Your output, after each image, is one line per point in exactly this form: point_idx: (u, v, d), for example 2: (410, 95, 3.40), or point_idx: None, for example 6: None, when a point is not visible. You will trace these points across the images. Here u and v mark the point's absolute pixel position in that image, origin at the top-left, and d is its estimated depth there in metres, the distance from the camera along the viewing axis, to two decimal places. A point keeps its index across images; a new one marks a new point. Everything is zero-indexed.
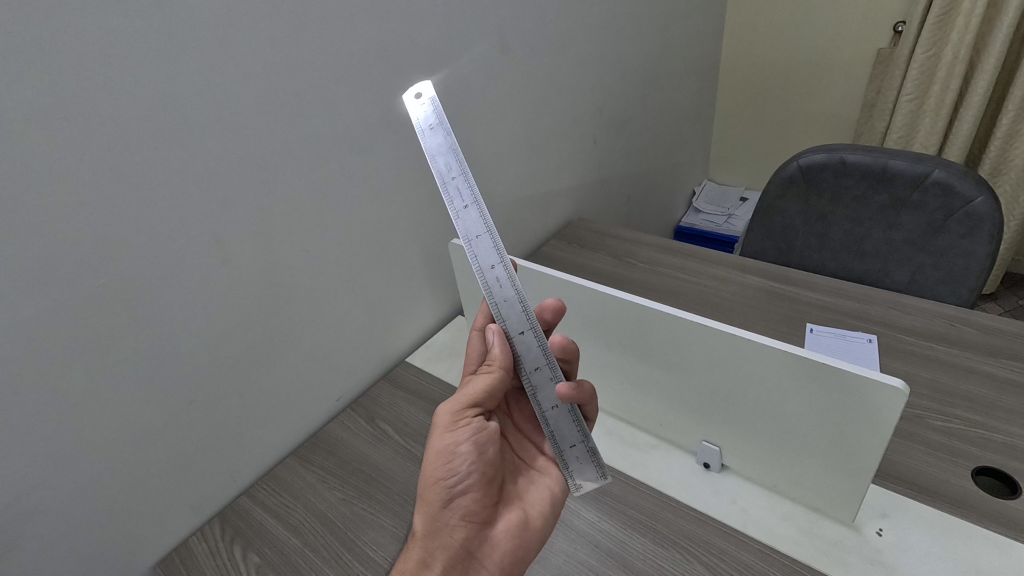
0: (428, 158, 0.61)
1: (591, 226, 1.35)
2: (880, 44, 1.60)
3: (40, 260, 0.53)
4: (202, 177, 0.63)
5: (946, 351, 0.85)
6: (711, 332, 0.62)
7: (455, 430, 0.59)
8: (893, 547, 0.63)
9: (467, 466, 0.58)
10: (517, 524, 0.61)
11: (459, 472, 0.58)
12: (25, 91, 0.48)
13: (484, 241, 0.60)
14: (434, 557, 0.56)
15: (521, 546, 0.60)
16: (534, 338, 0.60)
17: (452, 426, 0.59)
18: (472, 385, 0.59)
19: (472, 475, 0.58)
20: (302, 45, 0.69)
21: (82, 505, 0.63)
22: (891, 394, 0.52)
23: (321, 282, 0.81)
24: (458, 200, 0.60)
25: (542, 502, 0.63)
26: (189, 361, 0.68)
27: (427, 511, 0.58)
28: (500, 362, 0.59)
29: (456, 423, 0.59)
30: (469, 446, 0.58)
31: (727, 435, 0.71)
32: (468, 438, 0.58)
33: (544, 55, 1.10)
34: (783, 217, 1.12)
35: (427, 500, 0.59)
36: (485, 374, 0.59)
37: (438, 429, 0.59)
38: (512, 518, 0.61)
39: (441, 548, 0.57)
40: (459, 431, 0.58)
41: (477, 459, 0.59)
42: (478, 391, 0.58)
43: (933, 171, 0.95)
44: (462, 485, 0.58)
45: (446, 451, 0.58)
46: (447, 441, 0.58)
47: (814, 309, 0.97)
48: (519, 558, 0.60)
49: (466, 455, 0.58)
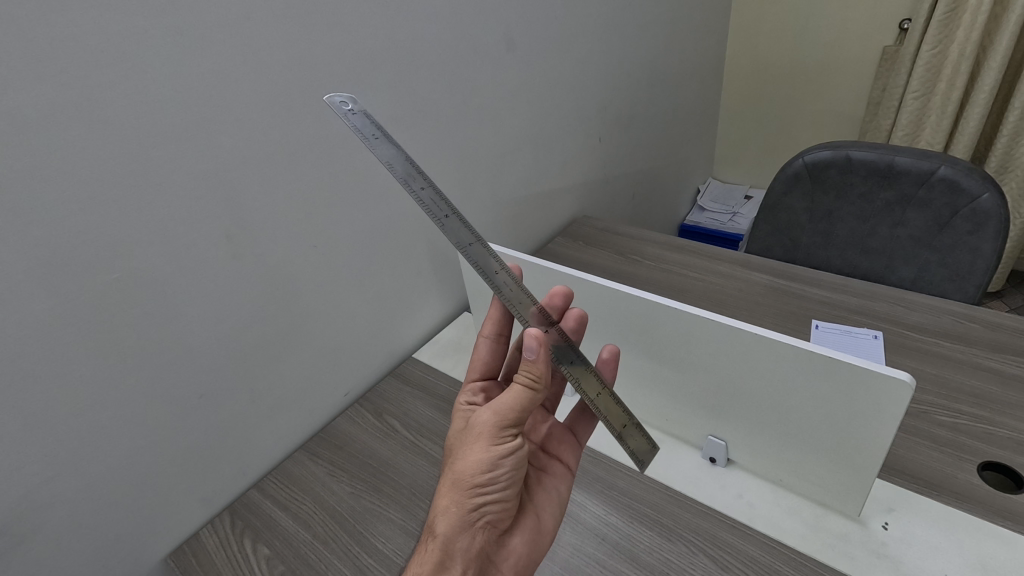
0: (393, 174, 0.54)
1: (596, 223, 1.36)
2: (885, 41, 1.60)
3: (56, 254, 0.54)
4: (213, 173, 0.64)
5: (953, 347, 0.85)
6: (717, 327, 0.62)
7: (498, 442, 0.55)
8: (898, 540, 0.63)
9: (505, 480, 0.55)
10: (532, 528, 0.61)
11: (496, 484, 0.55)
12: (42, 87, 0.49)
13: (476, 247, 0.60)
14: (454, 563, 0.53)
15: (534, 549, 0.60)
16: (558, 334, 0.63)
17: (496, 438, 0.55)
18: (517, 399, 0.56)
19: (506, 488, 0.56)
20: (313, 42, 0.69)
21: (95, 496, 0.64)
22: (898, 387, 0.52)
23: (330, 277, 0.82)
24: (439, 212, 0.58)
25: (552, 506, 0.64)
26: (200, 355, 0.69)
27: (456, 515, 0.54)
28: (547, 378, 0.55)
29: (500, 435, 0.55)
30: (511, 460, 0.55)
31: (734, 430, 0.71)
32: (510, 452, 0.55)
33: (550, 52, 1.10)
34: (788, 214, 1.13)
35: (455, 504, 0.54)
36: (528, 387, 0.55)
37: (479, 436, 0.55)
38: (528, 524, 0.61)
39: (465, 556, 0.54)
40: (503, 444, 0.55)
41: (512, 473, 0.56)
42: (524, 409, 0.55)
43: (939, 168, 0.95)
44: (496, 495, 0.55)
45: (490, 462, 0.54)
46: (491, 452, 0.54)
47: (819, 306, 0.97)
48: (530, 562, 0.60)
49: (506, 469, 0.55)
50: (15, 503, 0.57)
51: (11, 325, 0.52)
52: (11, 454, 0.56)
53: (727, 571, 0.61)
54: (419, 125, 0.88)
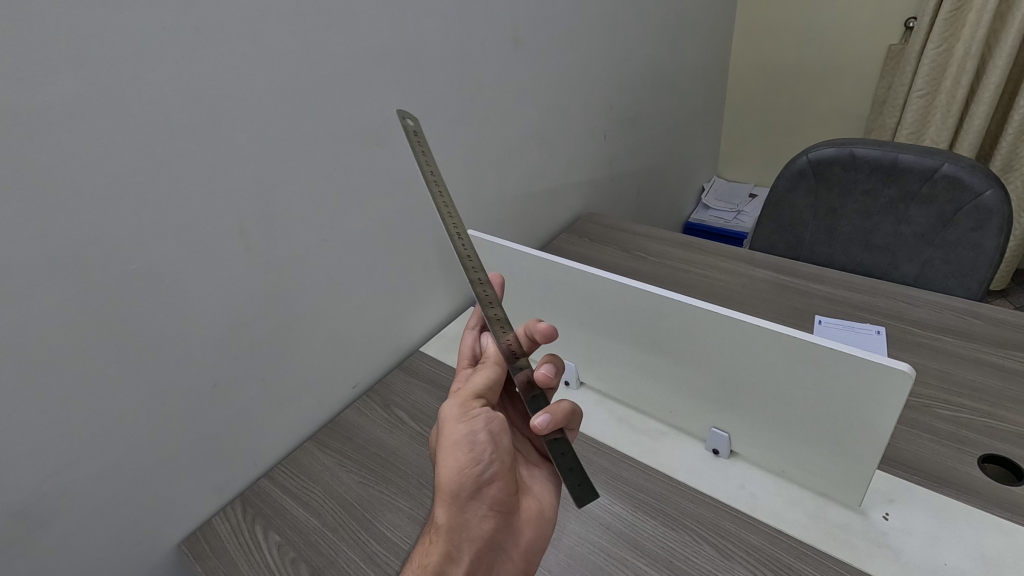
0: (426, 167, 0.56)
1: (601, 220, 1.37)
2: (891, 40, 1.60)
3: (77, 244, 0.55)
4: (227, 167, 0.65)
5: (955, 342, 0.86)
6: (721, 319, 0.64)
7: (467, 420, 0.57)
8: (899, 530, 0.64)
9: (489, 456, 0.56)
10: (535, 511, 0.61)
11: (482, 462, 0.56)
12: (65, 82, 0.51)
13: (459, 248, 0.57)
14: (461, 550, 0.55)
15: (540, 532, 0.61)
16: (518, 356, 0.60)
17: (465, 417, 0.57)
18: (476, 379, 0.60)
19: (493, 464, 0.57)
20: (324, 40, 0.71)
21: (112, 482, 0.65)
22: (899, 377, 0.53)
23: (339, 270, 0.83)
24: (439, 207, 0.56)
25: (545, 488, 0.65)
26: (214, 345, 0.70)
27: (451, 504, 0.56)
28: (496, 358, 0.62)
29: (469, 414, 0.58)
30: (486, 433, 0.57)
31: (737, 422, 0.72)
32: (483, 425, 0.57)
33: (556, 49, 1.11)
34: (792, 211, 1.13)
35: (448, 493, 0.56)
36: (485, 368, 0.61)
37: (449, 421, 0.58)
38: (529, 506, 0.62)
39: (469, 541, 0.55)
40: (474, 420, 0.57)
41: (495, 448, 0.57)
42: (482, 384, 0.60)
43: (942, 165, 0.95)
44: (486, 473, 0.56)
45: (465, 440, 0.56)
46: (463, 431, 0.57)
47: (822, 301, 0.98)
48: (538, 544, 0.61)
49: (485, 443, 0.57)
50: (35, 487, 0.59)
51: (34, 313, 0.54)
52: (33, 439, 0.57)
53: (730, 559, 0.63)
54: (428, 121, 0.89)
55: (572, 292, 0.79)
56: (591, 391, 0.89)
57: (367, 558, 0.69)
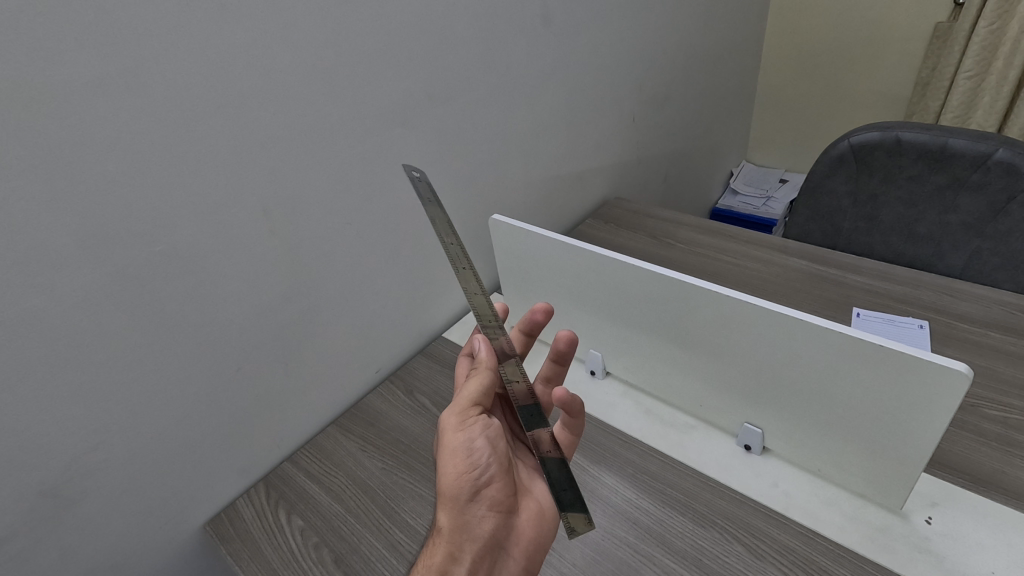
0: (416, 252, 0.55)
1: (628, 205, 1.33)
2: (938, 18, 1.52)
3: (101, 225, 0.54)
4: (251, 147, 0.63)
5: (1003, 339, 0.82)
6: (761, 311, 0.61)
7: (465, 428, 0.56)
8: (942, 535, 0.61)
9: (487, 460, 0.56)
10: (536, 513, 0.59)
11: (480, 466, 0.55)
12: (87, 59, 0.49)
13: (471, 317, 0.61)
14: (463, 551, 0.54)
15: (543, 532, 0.58)
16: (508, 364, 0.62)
17: (462, 427, 0.56)
18: (468, 387, 0.57)
19: (493, 470, 0.56)
20: (349, 18, 0.68)
21: (137, 464, 0.65)
22: (955, 378, 0.50)
23: (363, 255, 0.82)
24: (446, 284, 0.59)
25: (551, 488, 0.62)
26: (236, 329, 0.69)
27: (451, 509, 0.55)
28: (489, 365, 0.58)
29: (467, 422, 0.56)
30: (483, 440, 0.56)
31: (772, 418, 0.69)
32: (481, 433, 0.56)
33: (586, 27, 1.07)
34: (830, 198, 1.09)
35: (450, 496, 0.55)
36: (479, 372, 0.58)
37: (447, 429, 0.57)
38: (536, 506, 0.60)
39: (470, 544, 0.54)
40: (471, 428, 0.56)
41: (495, 452, 0.56)
42: (475, 391, 0.57)
43: (996, 151, 0.89)
44: (485, 478, 0.56)
45: (464, 448, 0.55)
46: (461, 440, 0.56)
47: (860, 294, 0.94)
48: (541, 545, 0.58)
49: (484, 449, 0.56)
50: (62, 469, 0.59)
51: (59, 296, 0.54)
52: (61, 421, 0.57)
53: (763, 559, 0.61)
54: (453, 102, 0.87)
55: (601, 281, 0.77)
56: (617, 381, 0.86)
57: (391, 546, 0.69)
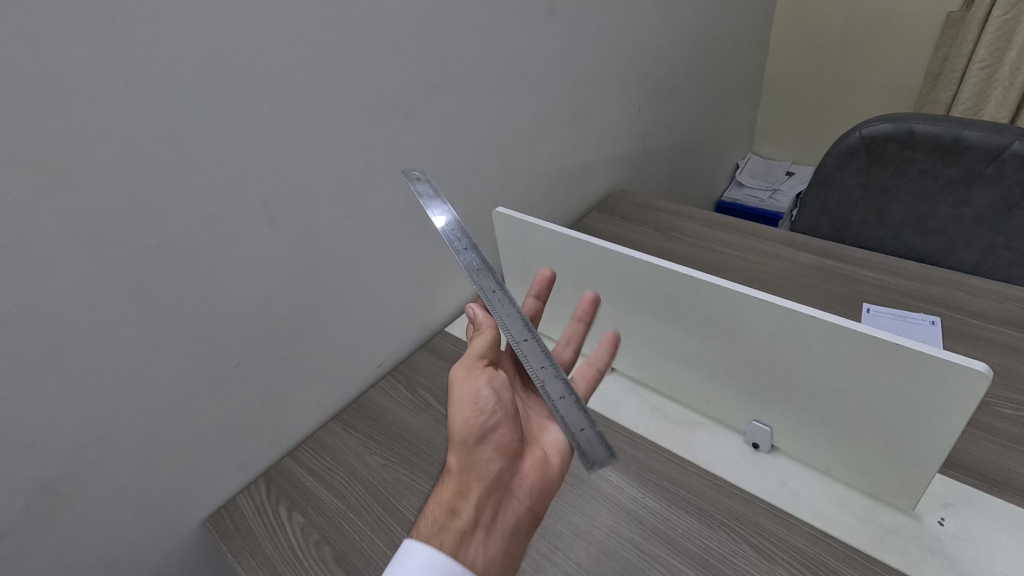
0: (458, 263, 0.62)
1: (633, 198, 1.31)
2: (951, 7, 1.49)
3: (95, 220, 0.53)
4: (248, 139, 0.62)
5: (1017, 336, 0.80)
6: (772, 308, 0.59)
7: (470, 378, 0.57)
8: (955, 537, 0.60)
9: (492, 407, 0.56)
10: (547, 463, 0.56)
11: (486, 410, 0.56)
12: (81, 45, 0.48)
13: (530, 343, 0.59)
14: (470, 488, 0.53)
15: (552, 482, 0.56)
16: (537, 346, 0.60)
17: (467, 376, 0.58)
18: (474, 344, 0.60)
19: (500, 415, 0.56)
20: (351, 5, 0.67)
21: (136, 460, 0.64)
22: (973, 377, 0.49)
23: (366, 248, 0.80)
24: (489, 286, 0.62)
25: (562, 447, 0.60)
26: (236, 323, 0.68)
27: (458, 446, 0.55)
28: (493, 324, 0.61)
29: (471, 375, 0.58)
30: (489, 388, 0.57)
31: (781, 416, 0.68)
32: (486, 382, 0.57)
33: (592, 15, 1.05)
34: (840, 191, 1.07)
35: (457, 436, 0.56)
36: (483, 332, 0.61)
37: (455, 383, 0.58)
38: (544, 457, 0.57)
39: (477, 483, 0.53)
40: (475, 378, 0.57)
41: (500, 400, 0.57)
42: (480, 347, 0.59)
43: (1012, 143, 0.86)
44: (491, 420, 0.56)
45: (469, 396, 0.56)
46: (467, 389, 0.57)
47: (870, 289, 0.92)
48: (547, 492, 0.55)
49: (489, 397, 0.56)
50: (60, 465, 0.58)
51: (52, 292, 0.52)
52: (56, 419, 0.56)
53: (771, 560, 0.60)
54: (457, 92, 0.85)
55: (607, 276, 0.75)
56: (622, 376, 0.85)
57: (393, 544, 0.68)
